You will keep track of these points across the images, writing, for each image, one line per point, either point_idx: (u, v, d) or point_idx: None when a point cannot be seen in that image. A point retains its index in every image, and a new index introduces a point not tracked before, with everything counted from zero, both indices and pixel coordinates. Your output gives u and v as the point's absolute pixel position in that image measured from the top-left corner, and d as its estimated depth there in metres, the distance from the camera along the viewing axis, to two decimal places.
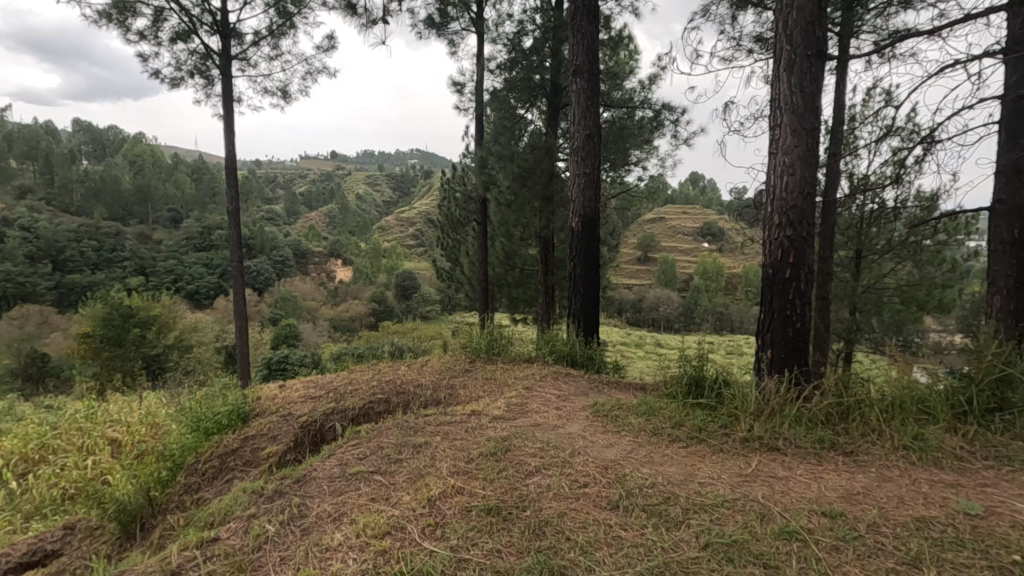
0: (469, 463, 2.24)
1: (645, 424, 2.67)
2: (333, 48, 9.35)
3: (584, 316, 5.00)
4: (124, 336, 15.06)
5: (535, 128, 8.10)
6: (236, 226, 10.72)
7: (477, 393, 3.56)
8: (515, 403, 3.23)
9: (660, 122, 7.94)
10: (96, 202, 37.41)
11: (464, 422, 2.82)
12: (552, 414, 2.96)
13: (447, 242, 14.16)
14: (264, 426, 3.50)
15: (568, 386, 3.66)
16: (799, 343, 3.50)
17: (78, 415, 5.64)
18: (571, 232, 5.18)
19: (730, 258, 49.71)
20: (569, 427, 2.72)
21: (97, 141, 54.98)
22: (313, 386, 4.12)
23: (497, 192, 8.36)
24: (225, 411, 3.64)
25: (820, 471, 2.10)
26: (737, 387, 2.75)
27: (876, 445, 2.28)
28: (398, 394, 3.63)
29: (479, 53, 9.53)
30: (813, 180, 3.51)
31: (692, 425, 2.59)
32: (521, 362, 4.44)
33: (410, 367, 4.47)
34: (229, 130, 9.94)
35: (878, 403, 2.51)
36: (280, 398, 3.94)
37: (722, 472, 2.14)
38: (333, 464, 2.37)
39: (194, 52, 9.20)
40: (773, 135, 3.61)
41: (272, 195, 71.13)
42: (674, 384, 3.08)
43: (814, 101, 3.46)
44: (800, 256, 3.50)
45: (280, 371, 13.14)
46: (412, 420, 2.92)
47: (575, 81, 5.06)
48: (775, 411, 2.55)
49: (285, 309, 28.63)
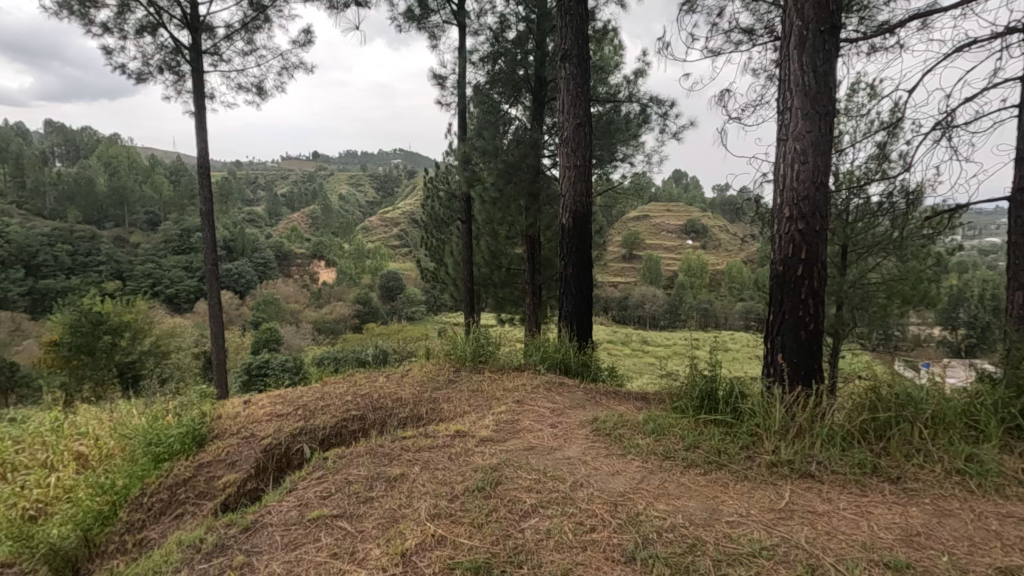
0: (452, 502, 1.89)
1: (655, 446, 2.34)
2: (310, 42, 8.94)
3: (577, 318, 4.67)
4: (94, 344, 14.40)
5: (520, 123, 7.77)
6: (211, 229, 10.23)
7: (462, 408, 3.22)
8: (504, 421, 2.87)
9: (648, 117, 7.69)
10: (70, 204, 36.24)
11: (447, 445, 2.47)
12: (546, 434, 2.61)
13: (431, 243, 13.73)
14: (223, 450, 3.09)
15: (563, 398, 3.31)
16: (812, 346, 3.22)
17: (42, 429, 5.19)
18: (562, 228, 4.84)
19: (713, 256, 49.92)
20: (566, 450, 2.38)
21: (70, 142, 53.33)
22: (282, 402, 3.72)
23: (481, 189, 7.97)
24: (179, 432, 3.21)
25: (866, 504, 1.78)
26: (756, 400, 2.42)
27: (924, 469, 1.97)
28: (374, 411, 3.30)
29: (461, 47, 9.17)
30: (827, 168, 3.22)
31: (707, 445, 2.26)
32: (510, 370, 4.08)
33: (390, 378, 4.09)
34: (202, 129, 9.46)
35: (919, 416, 2.21)
36: (243, 417, 3.52)
37: (752, 506, 1.81)
38: (290, 506, 1.99)
39: (162, 46, 8.70)
40: (783, 119, 3.31)
41: (253, 196, 69.94)
42: (683, 398, 2.74)
43: (827, 82, 3.16)
44: (813, 251, 3.21)
45: (260, 378, 12.55)
46: (389, 444, 2.56)
47: (564, 66, 4.72)
48: (803, 429, 2.21)
49: (267, 312, 27.91)
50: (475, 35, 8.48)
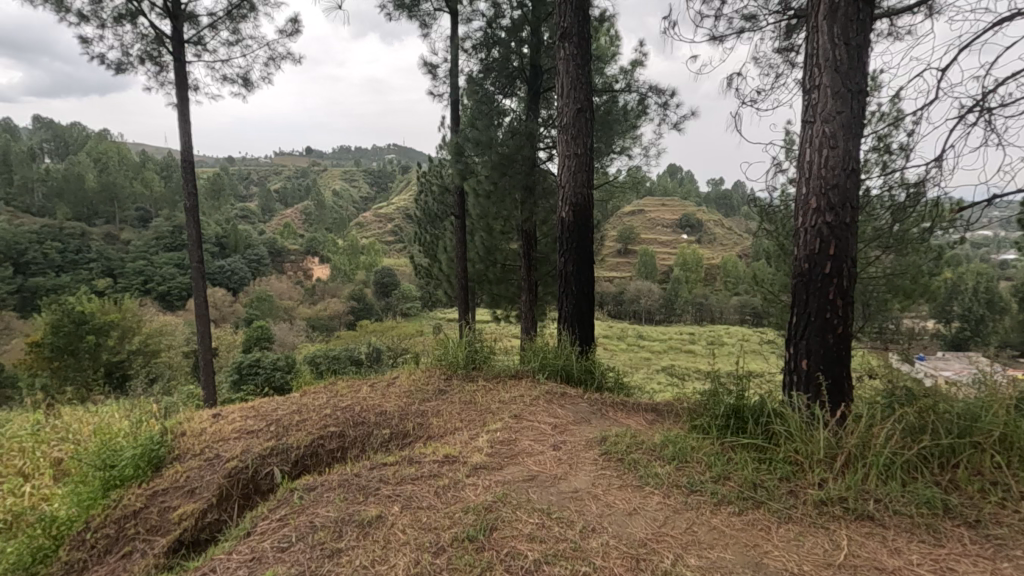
0: (437, 558, 1.54)
1: (677, 476, 1.99)
2: (298, 32, 8.54)
3: (578, 320, 4.31)
4: (77, 344, 13.94)
5: (515, 114, 7.40)
6: (196, 225, 9.81)
7: (452, 424, 2.88)
8: (500, 442, 2.52)
9: (646, 107, 7.35)
10: (59, 201, 35.41)
11: (434, 476, 2.11)
12: (548, 459, 2.27)
13: (425, 238, 13.35)
14: (182, 475, 2.72)
15: (566, 412, 2.96)
16: (841, 352, 2.89)
17: (13, 436, 4.78)
18: (561, 223, 4.49)
19: (708, 250, 49.76)
20: (573, 481, 2.03)
21: (58, 137, 52.10)
22: (253, 416, 3.36)
23: (474, 181, 7.56)
24: (133, 454, 2.82)
25: (945, 558, 1.44)
26: (792, 420, 2.08)
27: (1006, 510, 1.63)
28: (355, 427, 2.99)
29: (453, 35, 8.78)
30: (857, 154, 2.89)
31: (740, 477, 1.91)
32: (506, 378, 3.71)
33: (375, 387, 3.74)
34: (186, 123, 9.04)
35: (991, 443, 1.87)
36: (209, 434, 3.14)
37: (803, 561, 1.47)
38: (238, 563, 1.63)
39: (143, 36, 8.26)
40: (809, 99, 2.97)
41: (246, 193, 68.99)
42: (704, 416, 2.40)
43: (860, 56, 2.82)
44: (842, 246, 2.88)
45: (253, 376, 11.81)
46: (367, 473, 2.21)
47: (563, 45, 4.35)
48: (853, 456, 1.86)
49: (259, 309, 27.39)
50: (467, 23, 8.12)
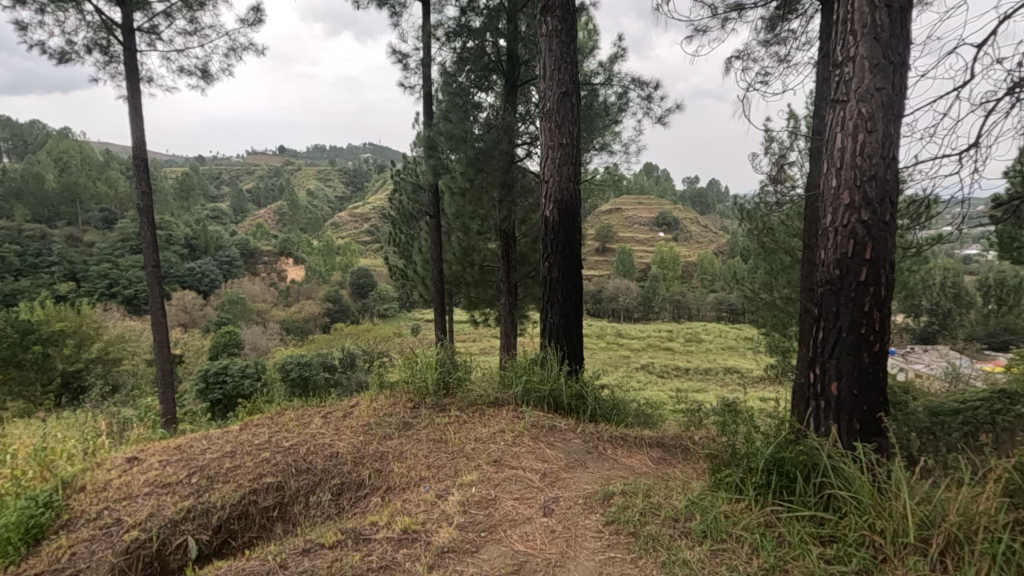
0: None
1: (715, 565, 1.47)
2: (261, 21, 7.88)
3: (566, 335, 3.80)
4: (23, 355, 12.51)
5: (492, 107, 6.84)
6: (151, 227, 8.98)
7: (417, 473, 2.34)
8: (477, 503, 1.98)
9: (627, 101, 6.87)
10: (16, 202, 33.00)
11: (384, 569, 1.56)
12: (538, 532, 1.74)
13: (400, 238, 12.65)
14: (65, 552, 2.08)
15: (557, 453, 2.44)
16: (878, 373, 2.40)
17: None
18: (545, 222, 3.97)
19: (685, 247, 50.00)
20: (574, 573, 1.51)
21: (18, 137, 49.52)
22: (176, 462, 2.74)
23: (448, 177, 6.95)
24: (3, 524, 2.16)
25: None
26: (859, 484, 1.58)
27: None
28: (301, 477, 2.44)
29: (424, 25, 8.19)
30: (897, 141, 2.43)
31: (802, 570, 1.41)
32: (485, 408, 3.15)
33: (327, 420, 3.15)
34: (137, 118, 8.27)
35: None
36: (113, 491, 2.50)
37: None
38: None
39: (88, 23, 7.47)
40: (842, 73, 2.48)
41: (216, 192, 66.68)
42: (735, 468, 1.90)
43: (904, 22, 2.36)
44: (880, 248, 2.40)
45: (218, 387, 10.52)
46: (296, 563, 1.64)
47: (545, 20, 3.82)
48: (954, 542, 1.36)
49: (231, 312, 26.21)
50: (440, 11, 7.55)
